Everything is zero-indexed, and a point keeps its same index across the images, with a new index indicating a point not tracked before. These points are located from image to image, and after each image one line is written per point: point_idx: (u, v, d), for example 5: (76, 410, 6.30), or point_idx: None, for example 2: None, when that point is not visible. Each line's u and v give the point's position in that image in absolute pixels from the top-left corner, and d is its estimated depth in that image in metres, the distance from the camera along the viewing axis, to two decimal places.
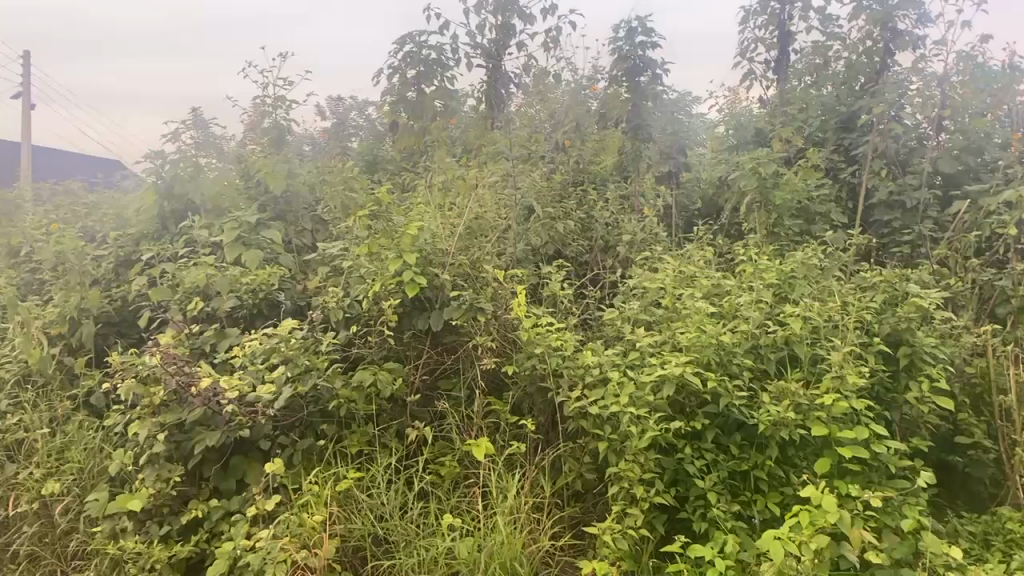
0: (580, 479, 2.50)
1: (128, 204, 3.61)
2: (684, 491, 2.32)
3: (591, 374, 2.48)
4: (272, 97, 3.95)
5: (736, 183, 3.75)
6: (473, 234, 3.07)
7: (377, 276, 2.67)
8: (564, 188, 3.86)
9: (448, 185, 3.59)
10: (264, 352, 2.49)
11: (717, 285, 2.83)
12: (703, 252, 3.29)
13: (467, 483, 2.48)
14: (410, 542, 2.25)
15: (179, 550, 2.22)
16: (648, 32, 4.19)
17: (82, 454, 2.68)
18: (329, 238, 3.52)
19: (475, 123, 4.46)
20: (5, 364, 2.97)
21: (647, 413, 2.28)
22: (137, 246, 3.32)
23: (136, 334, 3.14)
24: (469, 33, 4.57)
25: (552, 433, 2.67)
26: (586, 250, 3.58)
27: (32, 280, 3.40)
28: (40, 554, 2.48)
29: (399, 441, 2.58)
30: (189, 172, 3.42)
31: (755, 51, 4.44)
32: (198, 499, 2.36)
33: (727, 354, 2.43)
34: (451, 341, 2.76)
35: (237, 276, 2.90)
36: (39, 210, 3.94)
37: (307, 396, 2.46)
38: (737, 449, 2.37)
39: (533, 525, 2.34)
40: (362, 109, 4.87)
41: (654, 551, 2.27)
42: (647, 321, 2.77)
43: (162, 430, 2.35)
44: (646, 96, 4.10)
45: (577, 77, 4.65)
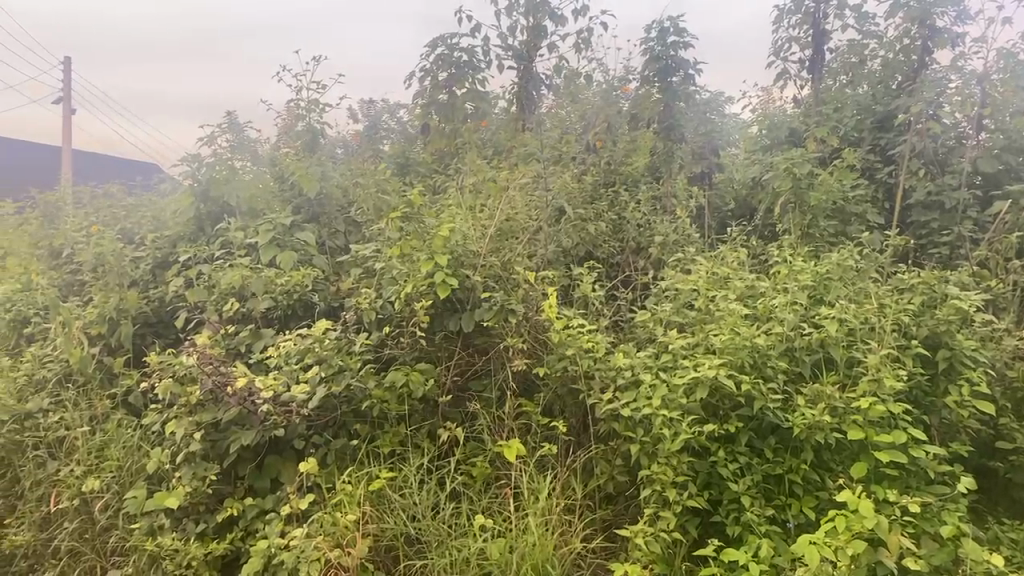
0: (612, 481, 2.49)
1: (165, 206, 3.67)
2: (718, 494, 2.30)
3: (624, 376, 2.46)
4: (306, 101, 3.98)
5: (770, 183, 3.72)
6: (504, 235, 3.10)
7: (408, 277, 2.68)
8: (595, 189, 3.85)
9: (480, 186, 3.60)
10: (298, 353, 2.51)
11: (751, 286, 2.80)
12: (737, 254, 3.25)
13: (499, 484, 2.48)
14: (442, 543, 2.26)
15: (215, 548, 2.25)
16: (681, 31, 4.17)
17: (120, 452, 2.73)
18: (362, 240, 3.53)
19: (507, 124, 4.49)
20: (47, 363, 3.04)
21: (680, 415, 2.26)
22: (174, 248, 3.39)
23: (172, 334, 3.19)
24: (501, 35, 4.58)
25: (584, 435, 2.65)
26: (618, 251, 3.56)
27: (73, 281, 3.47)
28: (80, 550, 2.55)
29: (431, 441, 2.59)
30: (224, 175, 3.48)
31: (788, 51, 4.39)
32: (234, 498, 2.39)
33: (762, 356, 2.41)
34: (483, 342, 2.76)
35: (273, 277, 2.94)
36: (79, 213, 4.01)
37: (340, 396, 2.48)
38: (772, 452, 2.34)
39: (565, 527, 2.34)
40: (394, 112, 4.93)
41: (688, 554, 2.25)
42: (679, 323, 2.76)
43: (199, 429, 2.38)
44: (678, 97, 4.11)
45: (609, 78, 4.62)
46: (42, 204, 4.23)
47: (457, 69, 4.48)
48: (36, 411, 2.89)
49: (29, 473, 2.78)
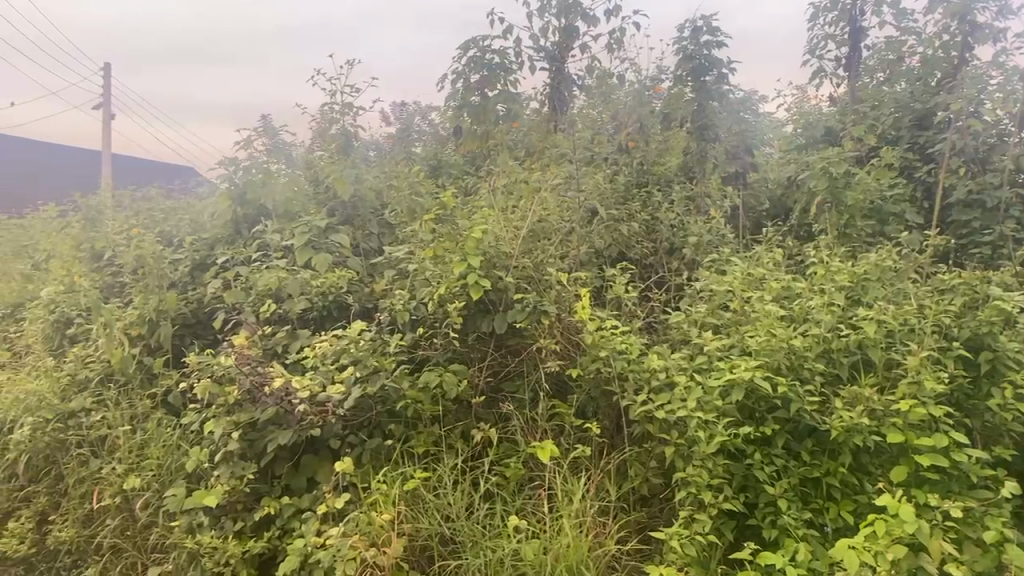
0: (647, 484, 2.47)
1: (203, 208, 3.73)
2: (754, 497, 2.28)
3: (658, 378, 2.45)
4: (340, 104, 4.04)
5: (805, 183, 3.67)
6: (537, 237, 3.10)
7: (441, 279, 2.70)
8: (628, 190, 3.82)
9: (512, 188, 3.60)
10: (334, 353, 2.53)
11: (787, 287, 2.77)
12: (773, 254, 3.21)
13: (533, 485, 2.48)
14: (476, 543, 2.26)
15: (252, 547, 2.29)
16: (714, 31, 4.13)
17: (160, 451, 2.77)
18: (396, 242, 3.54)
19: (537, 126, 4.53)
20: (90, 363, 3.12)
21: (716, 418, 2.24)
22: (212, 250, 3.45)
23: (211, 335, 3.24)
24: (533, 36, 4.59)
25: (617, 437, 2.64)
26: (651, 251, 3.53)
27: (114, 283, 3.54)
28: (121, 546, 2.61)
29: (465, 442, 2.60)
30: (261, 178, 3.50)
31: (824, 49, 4.34)
32: (271, 497, 2.42)
33: (799, 357, 2.38)
34: (516, 343, 2.77)
35: (309, 279, 2.98)
36: (120, 215, 4.10)
37: (375, 396, 2.49)
38: (809, 455, 2.31)
39: (599, 529, 2.33)
40: (425, 114, 5.00)
41: (724, 557, 2.23)
42: (714, 325, 2.74)
43: (237, 429, 2.42)
44: (713, 97, 4.06)
45: (641, 78, 4.59)
46: (84, 208, 4.32)
47: (489, 71, 4.49)
48: (79, 410, 2.97)
49: (73, 470, 2.84)
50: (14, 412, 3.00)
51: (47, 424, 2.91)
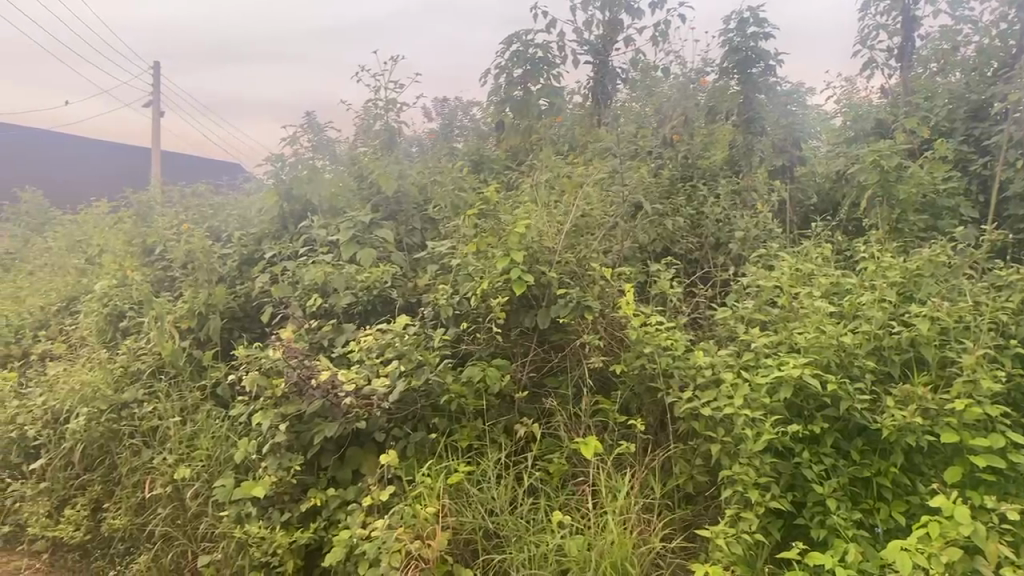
0: (692, 481, 2.44)
1: (250, 204, 3.79)
2: (802, 496, 2.24)
3: (705, 375, 2.41)
4: (384, 100, 4.09)
5: (855, 177, 3.59)
6: (580, 232, 3.08)
7: (484, 274, 2.71)
8: (672, 184, 3.77)
9: (554, 183, 3.58)
10: (379, 347, 2.56)
11: (837, 282, 2.71)
12: (821, 249, 3.15)
13: (576, 481, 2.47)
14: (520, 538, 2.26)
15: (299, 537, 2.33)
16: (761, 22, 4.07)
17: (210, 441, 2.82)
18: (438, 237, 3.52)
19: (580, 121, 4.56)
20: (142, 355, 3.20)
21: (763, 415, 2.21)
22: (260, 245, 3.50)
23: (259, 329, 3.29)
24: (577, 29, 4.57)
25: (662, 434, 2.62)
26: (696, 246, 3.47)
27: (165, 277, 3.62)
28: (172, 534, 2.68)
29: (508, 437, 2.60)
30: (307, 173, 3.58)
31: (875, 39, 4.24)
32: (317, 488, 2.46)
33: (848, 355, 2.33)
34: (559, 339, 2.76)
35: (354, 273, 3.01)
36: (170, 211, 4.19)
37: (419, 390, 2.50)
38: (859, 454, 2.27)
39: (643, 526, 2.31)
40: (467, 110, 4.96)
41: (771, 556, 2.19)
42: (761, 321, 2.69)
43: (284, 421, 2.45)
44: (757, 88, 4.05)
45: (686, 70, 4.53)
46: (136, 204, 4.43)
47: (533, 65, 4.48)
48: (132, 401, 3.05)
49: (126, 460, 2.92)
50: (70, 402, 3.09)
51: (102, 415, 3.01)
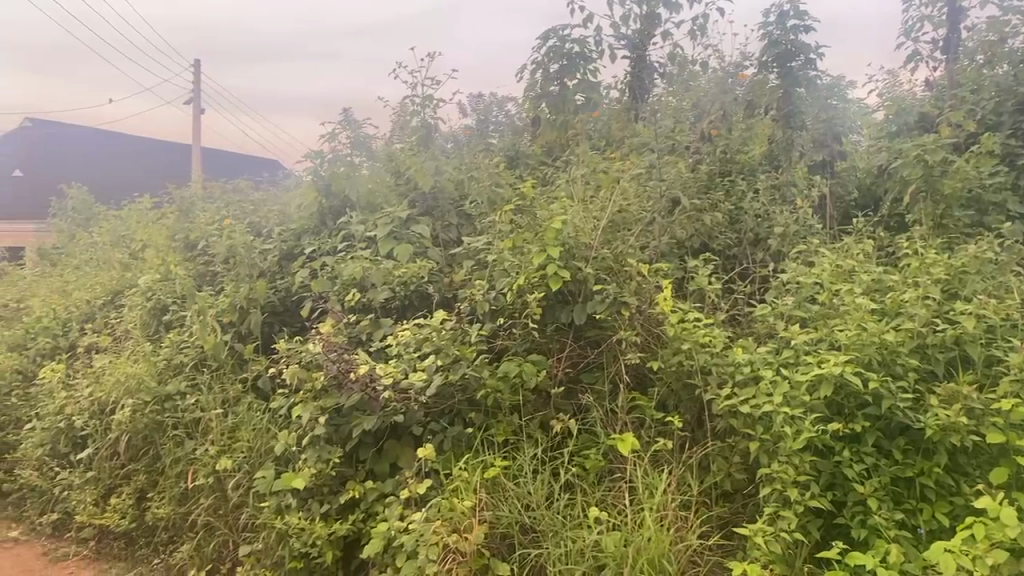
0: (729, 479, 2.42)
1: (290, 200, 3.85)
2: (842, 495, 2.21)
3: (742, 371, 2.40)
4: (420, 97, 4.12)
5: (898, 171, 3.53)
6: (616, 228, 3.06)
7: (520, 269, 2.72)
8: (710, 179, 3.73)
9: (591, 177, 3.56)
10: (416, 342, 2.58)
11: (878, 279, 2.67)
12: (862, 246, 3.10)
13: (613, 477, 2.47)
14: (557, 533, 2.27)
15: (338, 529, 2.36)
16: (801, 14, 4.01)
17: (250, 434, 2.85)
18: (474, 233, 3.53)
19: (617, 115, 4.53)
20: (184, 348, 3.26)
21: (803, 413, 2.19)
22: (299, 240, 3.55)
23: (298, 323, 3.33)
24: (614, 23, 4.54)
25: (699, 431, 2.60)
26: (735, 242, 3.45)
27: (206, 272, 3.68)
28: (214, 524, 2.74)
29: (544, 432, 2.60)
30: (344, 170, 3.64)
31: (920, 31, 4.16)
32: (355, 480, 2.48)
33: (891, 353, 2.29)
34: (595, 334, 2.76)
35: (391, 269, 3.03)
36: (212, 207, 4.27)
37: (455, 385, 2.51)
38: (902, 454, 2.23)
39: (680, 523, 2.30)
40: (502, 105, 4.94)
41: (810, 556, 2.17)
42: (800, 318, 2.66)
43: (323, 414, 2.49)
44: (798, 82, 3.95)
45: (725, 65, 4.47)
46: (179, 200, 4.52)
47: (570, 61, 4.49)
48: (175, 393, 3.12)
49: (169, 450, 3.00)
50: (115, 394, 3.20)
51: (146, 406, 3.11)
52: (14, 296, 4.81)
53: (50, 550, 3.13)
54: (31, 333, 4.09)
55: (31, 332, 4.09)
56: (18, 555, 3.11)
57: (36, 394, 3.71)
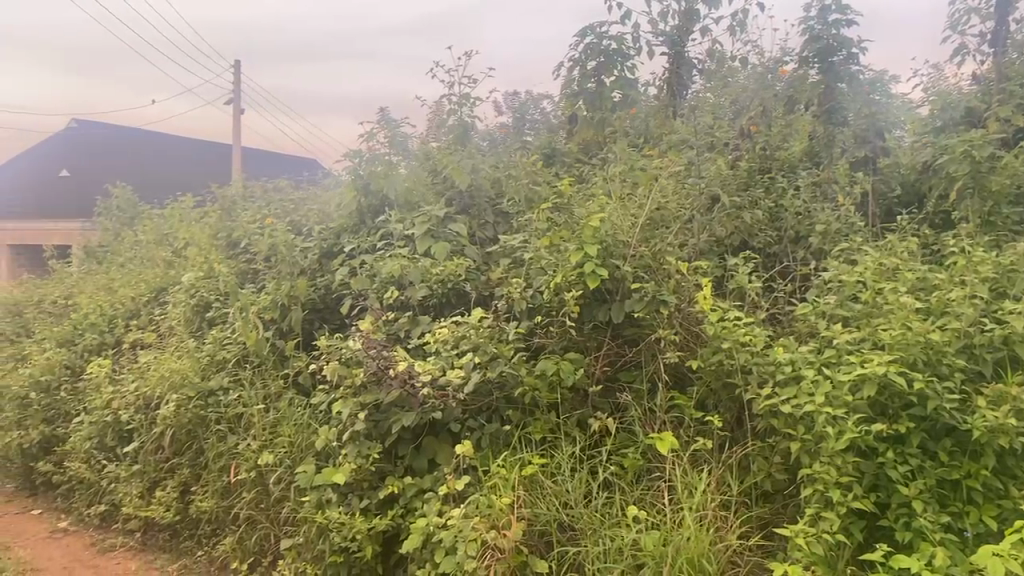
0: (770, 479, 2.40)
1: (330, 199, 3.89)
2: (886, 497, 2.17)
3: (784, 371, 2.37)
4: (458, 96, 4.15)
5: (944, 168, 3.46)
6: (655, 226, 3.05)
7: (558, 267, 2.72)
8: (750, 176, 3.70)
9: (629, 175, 3.55)
10: (455, 340, 2.60)
11: (923, 278, 2.62)
12: (906, 243, 3.05)
13: (651, 476, 2.46)
14: (596, 531, 2.27)
15: (377, 524, 2.39)
16: (844, 8, 3.94)
17: (291, 429, 2.90)
18: (511, 231, 3.53)
19: (655, 112, 4.53)
20: (227, 345, 3.33)
21: (845, 413, 2.16)
22: (338, 238, 3.58)
23: (338, 320, 3.36)
24: (652, 20, 4.51)
25: (739, 431, 2.58)
26: (775, 240, 3.40)
27: (248, 270, 3.74)
28: (257, 518, 2.79)
29: (582, 430, 2.60)
30: (383, 169, 3.65)
31: (967, 23, 4.07)
32: (394, 476, 2.51)
33: (937, 353, 2.25)
34: (633, 333, 2.75)
35: (429, 267, 3.05)
36: (254, 205, 4.34)
37: (493, 382, 2.52)
38: (948, 456, 2.19)
39: (720, 523, 2.28)
40: (537, 103, 4.94)
41: (853, 558, 2.14)
42: (843, 317, 2.62)
43: (363, 410, 2.52)
44: (840, 78, 3.89)
45: (765, 61, 4.44)
46: (221, 200, 4.60)
47: (607, 58, 4.49)
48: (218, 388, 3.18)
49: (213, 445, 3.06)
50: (160, 389, 3.27)
51: (190, 401, 3.17)
52: (62, 294, 4.93)
53: (98, 541, 3.21)
54: (78, 329, 4.19)
55: (79, 328, 4.19)
56: (68, 545, 3.20)
57: (83, 389, 3.80)
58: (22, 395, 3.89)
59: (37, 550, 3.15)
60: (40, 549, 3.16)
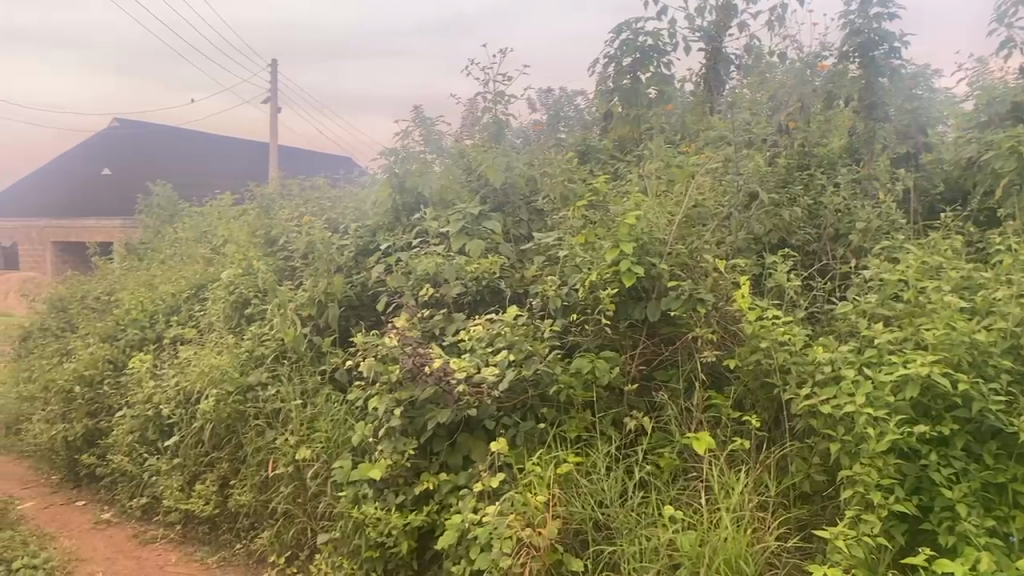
0: (809, 480, 2.36)
1: (366, 197, 3.91)
2: (929, 500, 2.13)
3: (823, 371, 2.34)
4: (493, 94, 4.15)
5: (989, 164, 3.38)
6: (691, 223, 3.02)
7: (593, 265, 2.71)
8: (788, 173, 3.65)
9: (664, 171, 3.52)
10: (490, 337, 2.61)
11: (968, 277, 2.56)
12: (950, 241, 2.98)
13: (688, 476, 2.44)
14: (631, 530, 2.26)
15: (413, 519, 2.41)
16: (885, 2, 3.86)
17: (328, 424, 2.93)
18: (545, 229, 3.53)
19: (692, 108, 4.50)
20: (265, 341, 3.37)
21: (886, 415, 2.12)
22: (374, 236, 3.60)
23: (374, 317, 3.39)
24: (689, 15, 4.47)
25: (777, 431, 2.54)
26: (814, 238, 3.36)
27: (286, 267, 3.79)
28: (295, 512, 2.83)
29: (618, 429, 2.59)
30: (418, 167, 3.68)
31: (1014, 16, 3.97)
32: (429, 472, 2.52)
33: (982, 354, 2.20)
34: (669, 332, 2.72)
35: (464, 264, 3.06)
36: (291, 203, 4.39)
37: (528, 379, 2.52)
38: (993, 458, 2.14)
39: (757, 524, 2.26)
40: (572, 99, 4.94)
41: (894, 562, 2.10)
42: (885, 316, 2.57)
43: (398, 406, 2.54)
44: (882, 73, 3.76)
45: (804, 56, 4.38)
46: (260, 198, 4.67)
47: (643, 54, 4.46)
48: (256, 383, 3.22)
49: (252, 439, 3.10)
50: (200, 384, 3.33)
51: (229, 396, 3.22)
52: (105, 290, 5.03)
53: (140, 533, 3.28)
54: (120, 325, 4.27)
55: (121, 324, 4.28)
56: (111, 536, 3.28)
57: (125, 382, 3.88)
58: (67, 388, 3.98)
59: (82, 540, 3.23)
60: (85, 539, 3.24)
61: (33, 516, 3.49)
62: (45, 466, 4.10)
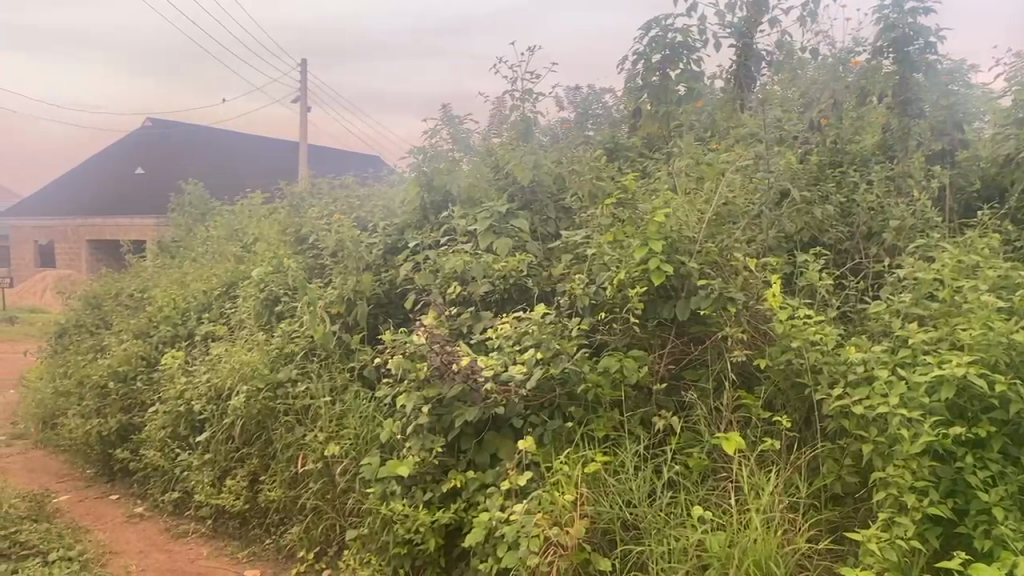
0: (840, 482, 2.33)
1: (394, 196, 3.94)
2: (964, 503, 2.09)
3: (856, 371, 2.32)
4: (521, 91, 4.15)
5: None
6: (721, 221, 2.99)
7: (621, 264, 2.70)
8: (820, 170, 3.60)
9: (693, 169, 3.49)
10: (518, 335, 2.61)
11: (1005, 276, 2.51)
12: (988, 240, 2.92)
13: (717, 476, 2.42)
14: (659, 530, 2.25)
15: (441, 517, 2.42)
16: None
17: (357, 421, 2.94)
18: (573, 227, 3.51)
19: (721, 105, 4.46)
20: (295, 338, 3.40)
21: (921, 416, 2.09)
22: (402, 234, 3.62)
23: (402, 315, 3.41)
24: (719, 11, 4.43)
25: (809, 432, 2.51)
26: (847, 237, 3.31)
27: (316, 265, 3.82)
28: (323, 508, 2.85)
29: (646, 428, 2.57)
30: (446, 166, 3.69)
31: None
32: (457, 470, 2.53)
33: (1020, 354, 2.15)
34: (699, 331, 2.70)
35: (491, 262, 3.06)
36: (321, 202, 4.42)
37: (556, 378, 2.52)
38: None
39: (787, 525, 2.24)
40: (600, 96, 4.91)
41: (928, 566, 2.07)
42: (919, 316, 2.52)
43: (426, 403, 2.55)
44: (917, 68, 3.65)
45: (836, 52, 4.34)
46: (289, 197, 4.71)
47: (672, 51, 4.44)
48: (286, 380, 3.26)
49: (281, 436, 3.13)
50: (231, 380, 3.37)
51: (260, 393, 3.26)
52: (138, 288, 5.10)
53: (172, 527, 3.33)
54: (153, 322, 4.34)
55: (154, 321, 4.34)
56: (144, 530, 3.33)
57: (158, 379, 3.94)
58: (102, 383, 4.05)
59: (115, 533, 3.28)
60: (118, 532, 3.30)
61: (69, 509, 3.55)
62: (80, 460, 4.17)
